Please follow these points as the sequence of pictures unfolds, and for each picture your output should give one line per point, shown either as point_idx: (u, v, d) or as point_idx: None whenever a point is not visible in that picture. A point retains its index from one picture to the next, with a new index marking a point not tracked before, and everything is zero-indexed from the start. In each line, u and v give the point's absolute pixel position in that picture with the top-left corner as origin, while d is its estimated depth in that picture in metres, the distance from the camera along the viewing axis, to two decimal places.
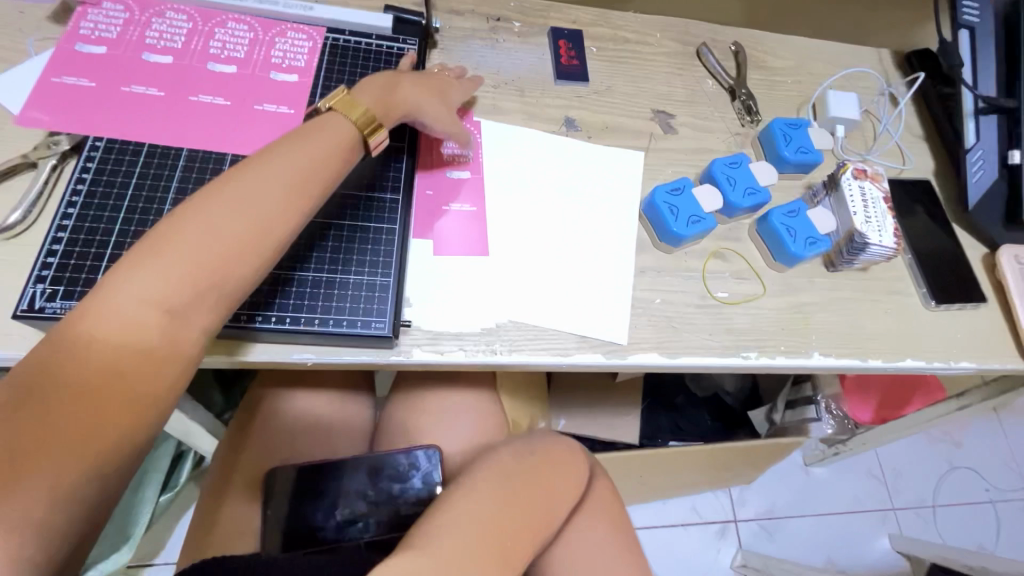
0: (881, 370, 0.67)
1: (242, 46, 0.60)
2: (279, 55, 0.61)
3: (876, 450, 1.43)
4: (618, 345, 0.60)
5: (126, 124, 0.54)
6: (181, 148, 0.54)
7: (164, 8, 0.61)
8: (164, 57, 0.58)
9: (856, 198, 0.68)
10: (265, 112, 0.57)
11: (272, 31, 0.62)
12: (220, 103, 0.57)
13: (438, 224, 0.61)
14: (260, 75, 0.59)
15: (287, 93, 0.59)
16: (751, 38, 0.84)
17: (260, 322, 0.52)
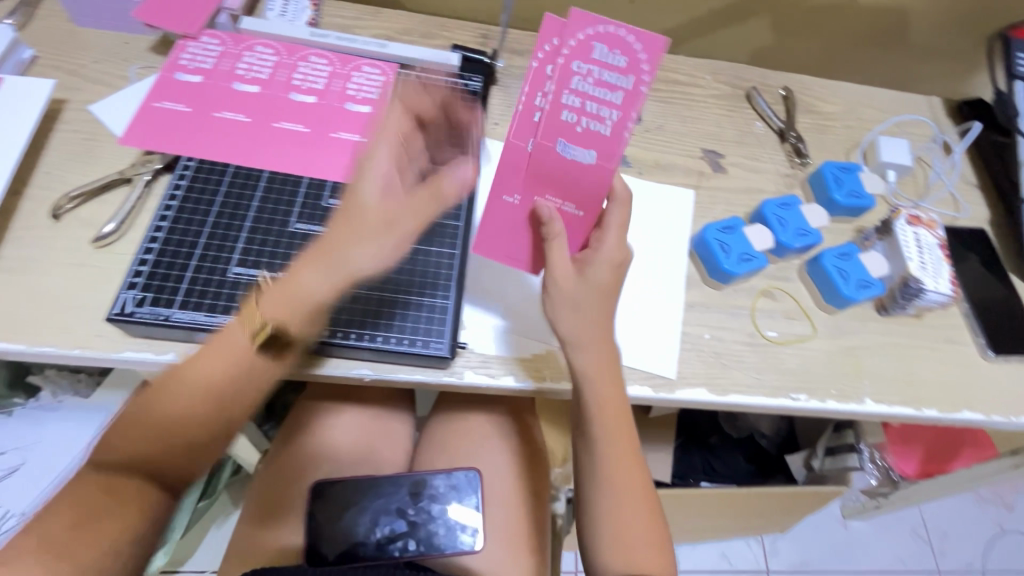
0: (937, 421, 0.65)
1: (322, 79, 0.65)
2: (355, 87, 0.65)
3: (920, 507, 1.36)
4: (666, 379, 0.60)
5: (215, 147, 0.59)
6: (262, 170, 0.59)
7: (254, 43, 0.66)
8: (252, 87, 0.63)
9: (910, 244, 0.67)
10: (340, 139, 0.61)
11: (349, 65, 0.67)
12: (300, 130, 0.61)
13: (524, 225, 0.57)
14: (337, 105, 0.63)
15: (360, 122, 0.63)
16: (801, 83, 0.86)
17: (327, 336, 0.54)
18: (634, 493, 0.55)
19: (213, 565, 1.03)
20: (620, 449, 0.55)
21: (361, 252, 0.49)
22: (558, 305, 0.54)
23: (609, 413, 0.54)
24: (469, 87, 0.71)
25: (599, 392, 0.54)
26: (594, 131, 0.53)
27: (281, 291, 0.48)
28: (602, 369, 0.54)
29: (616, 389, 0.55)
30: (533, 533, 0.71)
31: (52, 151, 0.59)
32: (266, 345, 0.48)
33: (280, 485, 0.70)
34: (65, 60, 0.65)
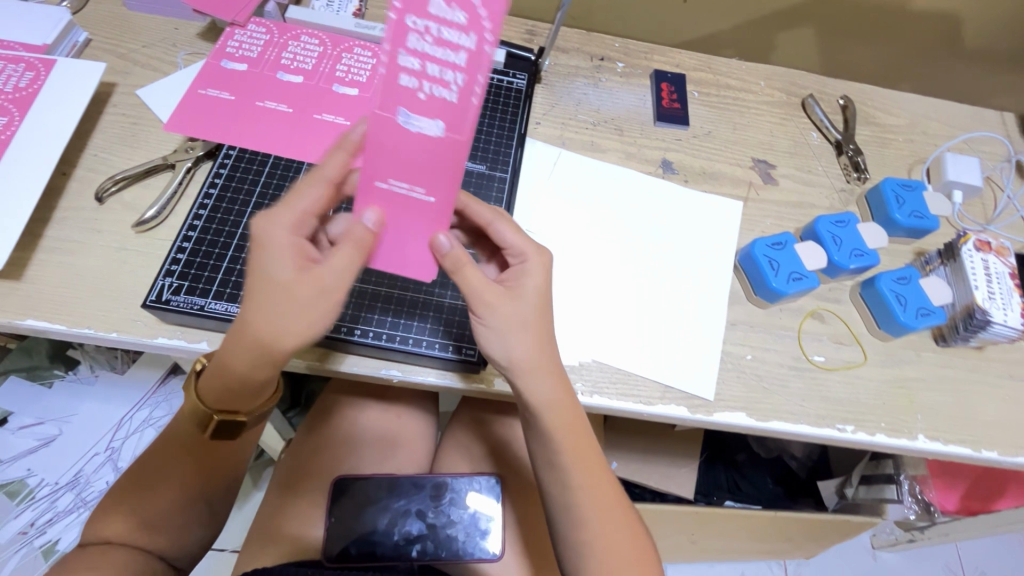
0: (996, 464, 0.60)
1: (364, 71, 0.64)
2: None
3: (956, 544, 1.29)
4: (704, 400, 0.57)
5: (255, 136, 0.58)
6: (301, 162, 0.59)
7: (300, 33, 0.65)
8: (296, 77, 0.62)
9: (977, 272, 0.62)
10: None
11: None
12: (342, 122, 0.60)
13: (403, 243, 0.43)
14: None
15: None
16: (862, 92, 0.81)
17: (360, 336, 0.53)
18: (611, 529, 0.49)
19: (232, 546, 1.05)
20: (592, 477, 0.49)
21: (290, 318, 0.39)
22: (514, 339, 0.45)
23: (575, 445, 0.48)
24: (513, 83, 0.70)
25: (554, 423, 0.48)
26: (438, 96, 0.38)
27: (214, 373, 0.43)
28: (558, 402, 0.48)
29: (576, 416, 0.49)
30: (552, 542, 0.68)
31: (100, 134, 0.60)
32: (217, 431, 0.46)
33: (302, 479, 0.70)
34: (116, 44, 0.66)
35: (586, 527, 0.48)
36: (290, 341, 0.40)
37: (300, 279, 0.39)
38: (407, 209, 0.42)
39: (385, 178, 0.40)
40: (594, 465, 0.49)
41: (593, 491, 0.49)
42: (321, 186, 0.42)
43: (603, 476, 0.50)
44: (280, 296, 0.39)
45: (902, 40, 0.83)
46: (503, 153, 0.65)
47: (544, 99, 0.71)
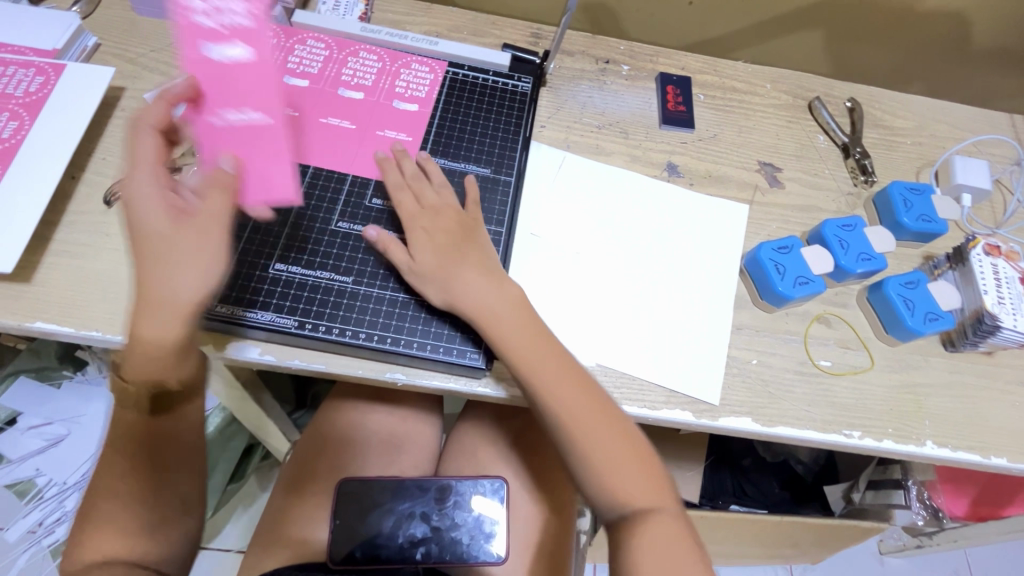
0: (1005, 470, 0.60)
1: (370, 75, 0.65)
2: (403, 85, 0.66)
3: (965, 549, 1.28)
4: (709, 405, 0.57)
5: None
6: (308, 165, 0.59)
7: (306, 38, 0.66)
8: (302, 81, 0.63)
9: (987, 276, 0.62)
10: (386, 137, 0.62)
11: (398, 63, 0.67)
12: (347, 126, 0.61)
13: (269, 164, 0.52)
14: (385, 103, 0.64)
15: (407, 121, 0.64)
16: (869, 94, 0.81)
17: (363, 339, 0.52)
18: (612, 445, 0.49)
19: (238, 546, 1.05)
20: (580, 398, 0.50)
21: (182, 273, 0.43)
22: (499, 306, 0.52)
23: (549, 369, 0.50)
24: (518, 87, 0.70)
25: (521, 346, 0.51)
26: (232, 31, 0.53)
27: (132, 356, 0.43)
28: (513, 314, 0.52)
29: (539, 340, 0.51)
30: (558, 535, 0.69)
31: (109, 137, 0.61)
32: (151, 408, 0.46)
33: (307, 481, 0.70)
34: (125, 49, 0.66)
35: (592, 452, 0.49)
36: (189, 288, 0.43)
37: (176, 231, 0.43)
38: (252, 133, 0.52)
39: (217, 111, 0.51)
40: (579, 385, 0.51)
41: (589, 413, 0.50)
42: (149, 133, 0.46)
43: (592, 395, 0.51)
44: (161, 250, 0.43)
45: (911, 42, 0.83)
46: (508, 156, 0.65)
47: (548, 102, 0.71)
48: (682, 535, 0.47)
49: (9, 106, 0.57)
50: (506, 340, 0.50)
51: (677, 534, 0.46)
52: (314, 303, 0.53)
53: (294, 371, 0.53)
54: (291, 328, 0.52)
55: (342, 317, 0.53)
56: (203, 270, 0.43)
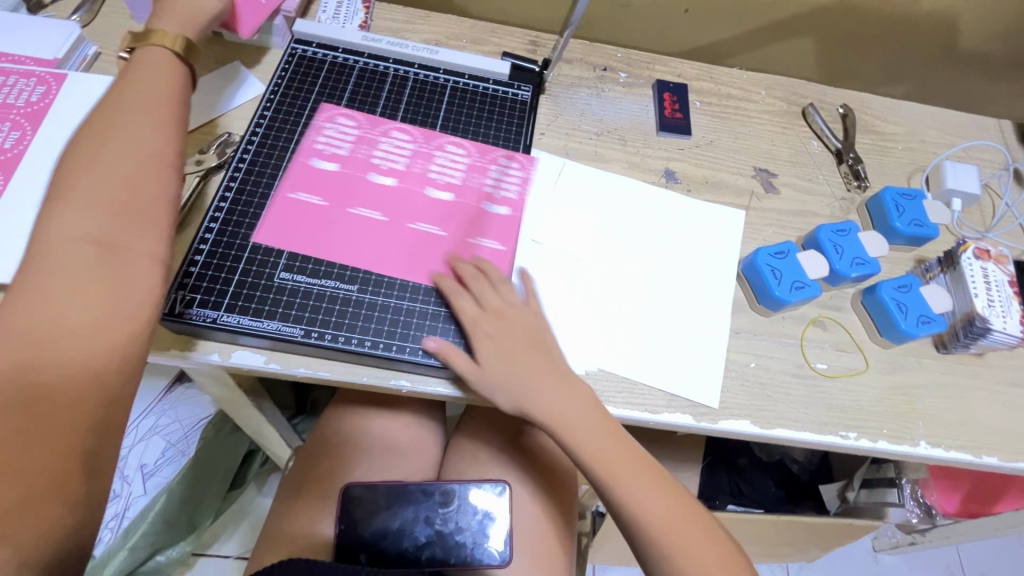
0: (996, 469, 0.61)
1: (458, 172, 0.64)
2: (492, 184, 0.64)
3: (956, 545, 1.30)
4: (709, 409, 0.58)
5: (343, 248, 0.57)
6: (398, 276, 0.57)
7: (387, 130, 0.64)
8: (389, 179, 0.61)
9: (977, 280, 0.63)
10: (477, 245, 0.60)
11: (487, 158, 0.66)
12: (436, 232, 0.60)
13: None
14: (474, 205, 0.62)
15: (498, 226, 0.62)
16: (861, 100, 0.82)
17: (370, 347, 0.53)
18: (680, 529, 0.51)
19: (238, 552, 1.05)
20: (654, 486, 0.52)
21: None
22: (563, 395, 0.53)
23: (619, 461, 0.52)
24: (517, 95, 0.71)
25: (589, 439, 0.52)
26: None
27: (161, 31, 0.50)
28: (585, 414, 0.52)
29: (614, 439, 0.53)
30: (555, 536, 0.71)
31: None
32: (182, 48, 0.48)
33: (308, 487, 0.70)
34: None
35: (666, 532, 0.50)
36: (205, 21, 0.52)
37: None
38: None
39: None
40: (652, 479, 0.52)
41: (667, 504, 0.52)
42: None
43: (668, 489, 0.52)
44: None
45: (900, 48, 0.84)
46: (509, 164, 0.66)
47: (547, 108, 0.72)
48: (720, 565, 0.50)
49: (10, 116, 0.57)
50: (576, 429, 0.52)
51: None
52: (319, 312, 0.54)
53: (298, 379, 0.53)
54: (297, 337, 0.52)
55: (349, 325, 0.54)
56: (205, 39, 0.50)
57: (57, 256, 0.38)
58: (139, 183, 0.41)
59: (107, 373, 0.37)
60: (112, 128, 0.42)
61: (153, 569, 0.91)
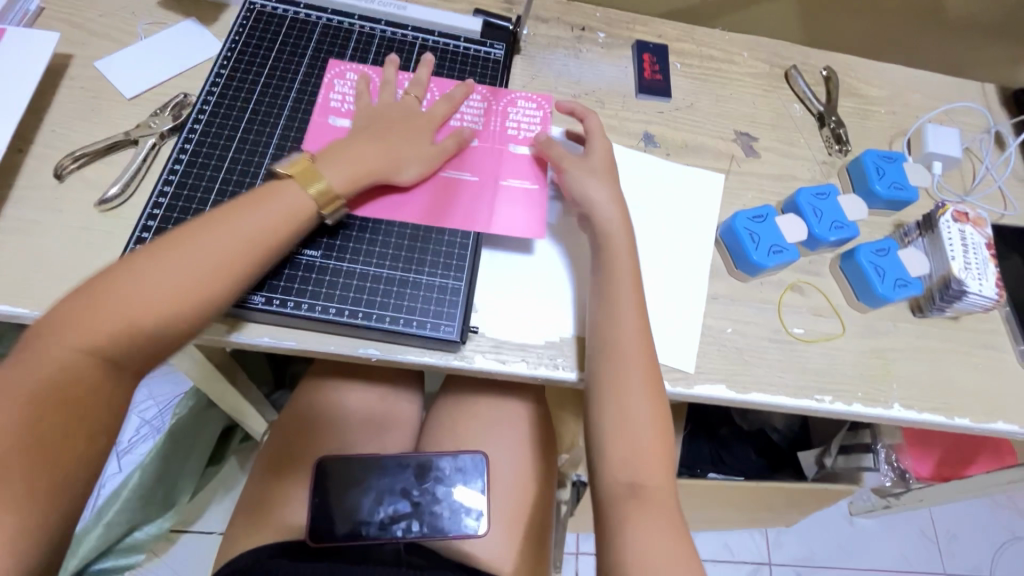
0: (968, 430, 0.62)
1: (478, 118, 0.62)
2: (514, 125, 0.62)
3: (930, 508, 1.33)
4: (685, 373, 0.57)
5: (385, 202, 0.56)
6: (441, 229, 0.56)
7: (401, 80, 0.62)
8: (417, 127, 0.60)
9: (955, 243, 0.63)
10: (509, 187, 0.59)
11: (503, 100, 0.63)
12: (467, 177, 0.58)
13: None
14: (501, 147, 0.61)
15: (526, 167, 0.60)
16: (845, 63, 0.80)
17: (335, 314, 0.51)
18: (647, 444, 0.50)
19: (220, 528, 1.04)
20: (644, 393, 0.51)
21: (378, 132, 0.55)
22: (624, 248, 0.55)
23: (631, 346, 0.52)
24: (490, 54, 0.67)
25: (623, 307, 0.53)
26: None
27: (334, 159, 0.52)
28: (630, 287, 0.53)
29: (640, 359, 0.52)
30: (532, 504, 0.71)
31: (58, 108, 0.57)
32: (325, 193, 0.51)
33: (282, 459, 0.69)
34: (70, 13, 0.63)
35: (633, 435, 0.50)
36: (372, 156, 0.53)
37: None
38: None
39: None
40: (649, 386, 0.51)
41: (651, 417, 0.50)
42: None
43: (661, 410, 0.51)
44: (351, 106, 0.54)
45: (885, 9, 0.82)
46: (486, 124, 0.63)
47: (523, 70, 0.69)
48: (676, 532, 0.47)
49: None
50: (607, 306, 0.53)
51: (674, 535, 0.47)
52: (283, 277, 0.52)
53: (263, 348, 0.52)
54: (258, 305, 0.51)
55: (313, 291, 0.52)
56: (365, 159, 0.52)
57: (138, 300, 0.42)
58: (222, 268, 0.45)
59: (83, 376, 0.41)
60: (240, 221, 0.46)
61: (130, 546, 0.90)
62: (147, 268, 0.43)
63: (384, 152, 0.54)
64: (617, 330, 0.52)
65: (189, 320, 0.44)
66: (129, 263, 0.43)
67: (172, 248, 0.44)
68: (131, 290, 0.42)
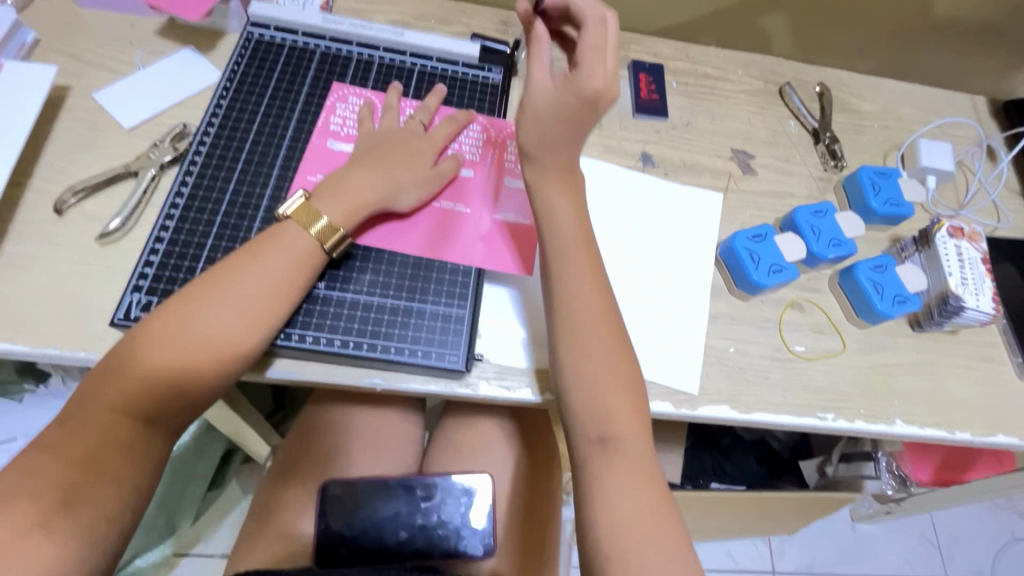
0: (970, 444, 0.62)
1: (477, 149, 0.62)
2: (512, 158, 0.62)
3: (931, 513, 1.34)
4: (689, 395, 0.58)
5: (380, 231, 0.56)
6: (434, 261, 0.56)
7: (404, 107, 0.62)
8: None
9: (951, 258, 0.64)
10: (502, 221, 0.59)
11: (504, 132, 0.64)
12: (461, 209, 0.58)
13: None
14: (496, 180, 0.61)
15: (522, 200, 0.60)
16: (837, 78, 0.81)
17: (338, 345, 0.51)
18: (620, 408, 0.48)
19: (223, 550, 1.03)
20: (600, 337, 0.50)
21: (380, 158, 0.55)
22: (563, 206, 0.52)
23: (584, 294, 0.50)
24: (488, 78, 0.68)
25: (571, 253, 0.51)
26: None
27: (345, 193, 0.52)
28: (577, 235, 0.52)
29: (607, 317, 0.51)
30: (536, 525, 0.70)
31: (56, 141, 0.57)
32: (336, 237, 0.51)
33: (284, 485, 0.68)
34: (68, 44, 0.62)
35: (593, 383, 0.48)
36: (371, 186, 0.53)
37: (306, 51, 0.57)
38: None
39: None
40: (603, 329, 0.50)
41: (608, 361, 0.49)
42: None
43: (620, 352, 0.50)
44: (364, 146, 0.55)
45: (875, 25, 0.83)
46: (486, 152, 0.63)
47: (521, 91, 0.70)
48: (653, 491, 0.46)
49: None
50: (560, 251, 0.51)
51: (649, 494, 0.46)
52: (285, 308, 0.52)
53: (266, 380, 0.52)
54: None
55: (316, 323, 0.52)
56: (367, 186, 0.53)
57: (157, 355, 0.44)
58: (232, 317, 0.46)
59: (108, 432, 0.42)
60: (253, 270, 0.47)
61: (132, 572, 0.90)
62: (166, 324, 0.45)
63: (383, 183, 0.54)
64: (564, 283, 0.51)
65: (205, 372, 0.45)
66: (151, 321, 0.45)
67: (196, 301, 0.45)
68: (154, 348, 0.44)
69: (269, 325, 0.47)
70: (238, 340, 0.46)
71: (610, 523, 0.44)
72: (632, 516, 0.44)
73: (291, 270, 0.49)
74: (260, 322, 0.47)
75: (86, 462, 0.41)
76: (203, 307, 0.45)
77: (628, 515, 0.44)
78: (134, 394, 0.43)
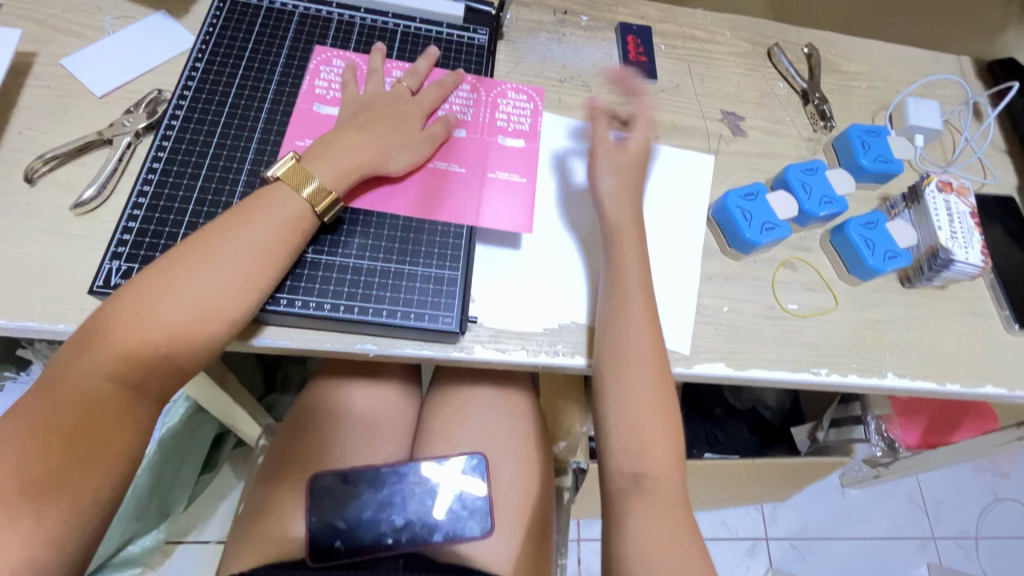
0: (959, 395, 0.63)
1: (469, 108, 0.61)
2: (504, 117, 0.61)
3: (918, 476, 1.37)
4: (681, 354, 0.58)
5: (373, 194, 0.54)
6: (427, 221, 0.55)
7: (390, 69, 0.61)
8: None
9: (940, 211, 0.64)
10: (496, 180, 0.58)
11: (494, 92, 0.62)
12: (454, 168, 0.57)
13: None
14: (488, 138, 0.60)
15: (515, 158, 0.59)
16: (824, 39, 0.81)
17: (329, 309, 0.50)
18: (651, 438, 0.49)
19: (217, 535, 1.02)
20: (647, 378, 0.50)
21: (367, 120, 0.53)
22: (627, 251, 0.55)
23: (635, 328, 0.51)
24: (474, 40, 0.66)
25: (627, 291, 0.53)
26: None
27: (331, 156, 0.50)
28: (639, 283, 0.53)
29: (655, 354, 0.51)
30: (539, 506, 0.69)
31: (23, 108, 0.55)
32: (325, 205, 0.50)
33: (278, 457, 0.67)
34: (31, 9, 0.60)
35: (633, 414, 0.49)
36: (358, 147, 0.51)
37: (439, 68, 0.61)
38: None
39: None
40: (651, 372, 0.50)
41: (652, 399, 0.50)
42: None
43: (664, 399, 0.50)
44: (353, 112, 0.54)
45: None
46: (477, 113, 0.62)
47: (507, 55, 0.68)
48: (680, 524, 0.47)
49: None
50: (621, 299, 0.52)
51: (676, 523, 0.47)
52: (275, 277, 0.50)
53: (257, 348, 0.50)
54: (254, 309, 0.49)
55: (305, 288, 0.50)
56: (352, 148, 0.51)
57: (138, 319, 0.42)
58: (218, 279, 0.44)
59: (90, 401, 0.41)
60: (239, 232, 0.46)
61: (125, 559, 0.89)
62: (149, 287, 0.43)
63: (371, 143, 0.52)
64: (627, 319, 0.52)
65: (189, 335, 0.43)
66: (132, 285, 0.43)
67: (179, 263, 0.44)
68: (136, 311, 0.42)
69: (257, 287, 0.46)
70: (224, 302, 0.44)
71: (641, 554, 0.45)
72: (659, 551, 0.45)
73: (278, 231, 0.47)
74: (245, 285, 0.45)
75: (68, 431, 0.40)
76: (189, 270, 0.44)
77: (656, 554, 0.45)
78: (123, 358, 0.42)
